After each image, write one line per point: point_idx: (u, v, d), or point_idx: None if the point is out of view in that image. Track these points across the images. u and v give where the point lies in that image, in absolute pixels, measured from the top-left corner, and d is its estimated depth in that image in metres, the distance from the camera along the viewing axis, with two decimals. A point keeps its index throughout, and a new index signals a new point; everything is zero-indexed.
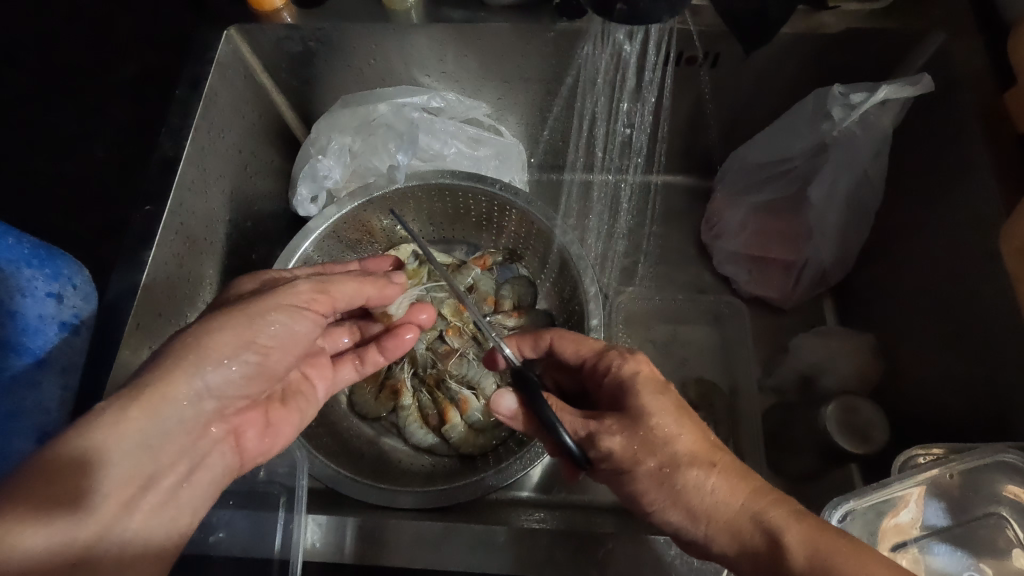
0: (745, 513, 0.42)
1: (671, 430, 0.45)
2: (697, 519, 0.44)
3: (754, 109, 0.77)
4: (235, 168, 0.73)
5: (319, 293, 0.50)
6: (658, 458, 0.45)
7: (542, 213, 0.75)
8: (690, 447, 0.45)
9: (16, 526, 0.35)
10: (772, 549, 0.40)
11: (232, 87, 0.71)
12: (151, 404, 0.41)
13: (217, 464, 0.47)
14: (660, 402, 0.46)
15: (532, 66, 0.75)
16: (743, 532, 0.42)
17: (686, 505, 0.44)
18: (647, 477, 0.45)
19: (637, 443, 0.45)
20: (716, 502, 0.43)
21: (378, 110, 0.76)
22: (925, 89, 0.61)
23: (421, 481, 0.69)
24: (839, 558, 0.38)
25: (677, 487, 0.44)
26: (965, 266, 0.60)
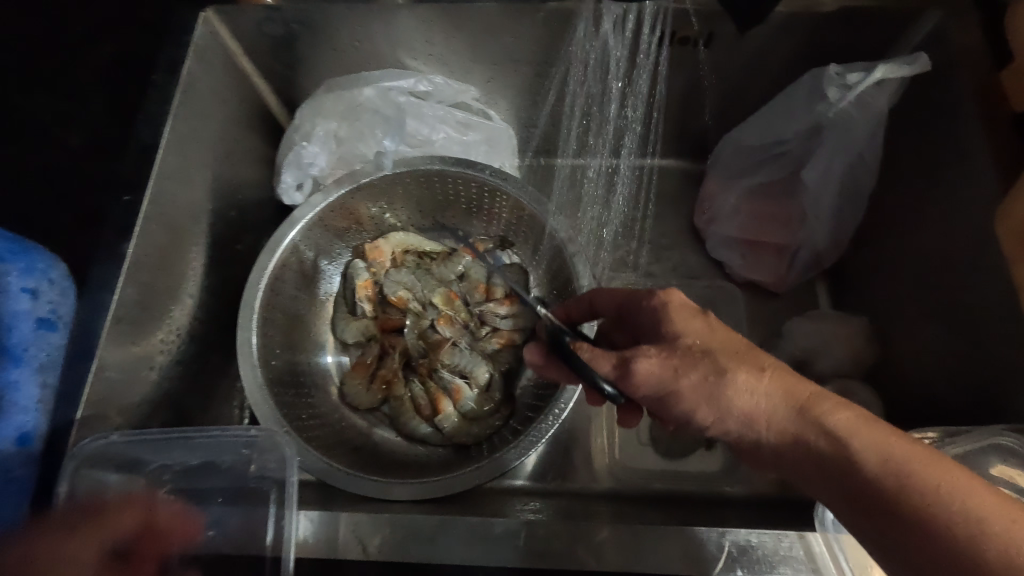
0: (803, 419, 0.40)
1: (710, 343, 0.44)
2: (752, 426, 0.41)
3: (747, 91, 0.76)
4: (216, 156, 0.70)
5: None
6: (700, 369, 0.42)
7: (532, 199, 0.74)
8: (734, 356, 0.43)
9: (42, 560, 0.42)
10: (839, 454, 0.38)
11: (211, 72, 0.69)
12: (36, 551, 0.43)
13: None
14: (695, 325, 0.45)
15: (521, 48, 0.73)
16: (804, 437, 0.39)
17: (740, 411, 0.41)
18: (692, 390, 0.42)
19: (678, 360, 0.43)
20: (774, 408, 0.41)
21: (364, 94, 0.74)
22: (922, 69, 0.59)
23: (416, 471, 0.69)
24: (917, 462, 0.36)
25: (726, 396, 0.41)
26: (960, 248, 0.60)
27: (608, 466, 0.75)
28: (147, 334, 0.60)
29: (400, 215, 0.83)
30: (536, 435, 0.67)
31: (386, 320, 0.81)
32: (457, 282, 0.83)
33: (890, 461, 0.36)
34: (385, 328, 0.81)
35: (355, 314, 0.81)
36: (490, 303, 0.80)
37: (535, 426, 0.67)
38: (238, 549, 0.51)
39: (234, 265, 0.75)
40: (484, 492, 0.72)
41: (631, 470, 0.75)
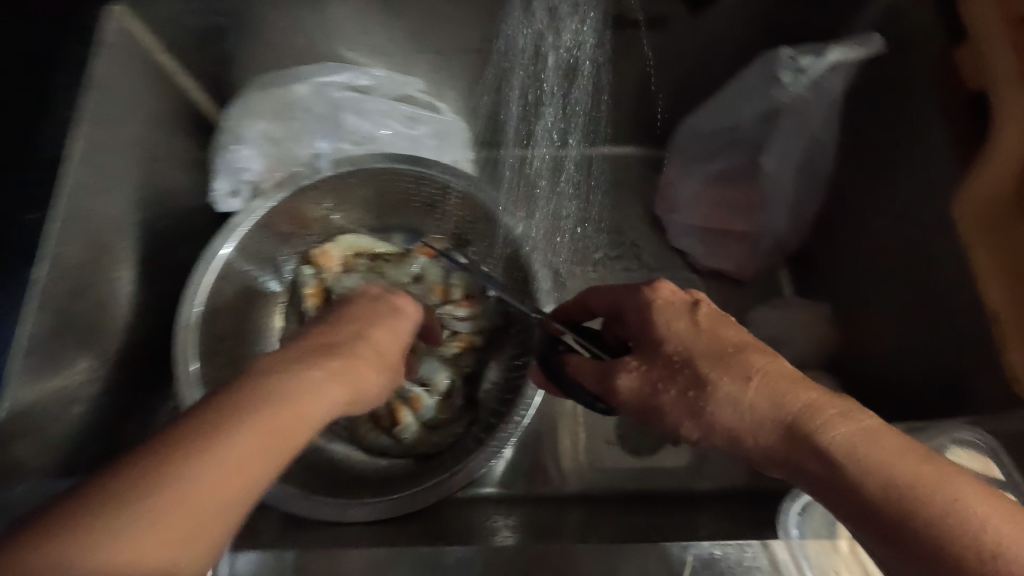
0: (792, 437, 0.35)
1: (693, 351, 0.41)
2: (740, 443, 0.38)
3: (701, 75, 0.74)
4: (140, 162, 0.65)
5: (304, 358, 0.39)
6: (680, 382, 0.41)
7: (485, 194, 0.72)
8: (714, 362, 0.40)
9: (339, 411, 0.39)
10: (832, 476, 0.33)
11: (129, 70, 0.63)
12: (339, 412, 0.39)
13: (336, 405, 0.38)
14: (680, 326, 0.43)
15: (466, 35, 0.69)
16: (796, 457, 0.35)
17: (724, 426, 0.38)
18: (673, 404, 0.41)
19: (656, 375, 0.42)
20: (762, 423, 0.37)
21: (296, 92, 0.71)
22: (875, 50, 0.58)
23: (376, 488, 0.65)
24: (926, 486, 0.30)
25: (708, 411, 0.39)
26: (919, 232, 0.58)
27: (575, 467, 0.74)
28: (65, 366, 0.55)
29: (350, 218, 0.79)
30: (500, 442, 0.64)
31: None
32: (412, 284, 0.80)
33: (890, 486, 0.31)
34: None
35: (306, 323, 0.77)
36: (448, 305, 0.78)
37: (496, 435, 0.64)
38: None
39: (168, 278, 0.70)
40: (454, 501, 0.69)
41: (599, 471, 0.73)
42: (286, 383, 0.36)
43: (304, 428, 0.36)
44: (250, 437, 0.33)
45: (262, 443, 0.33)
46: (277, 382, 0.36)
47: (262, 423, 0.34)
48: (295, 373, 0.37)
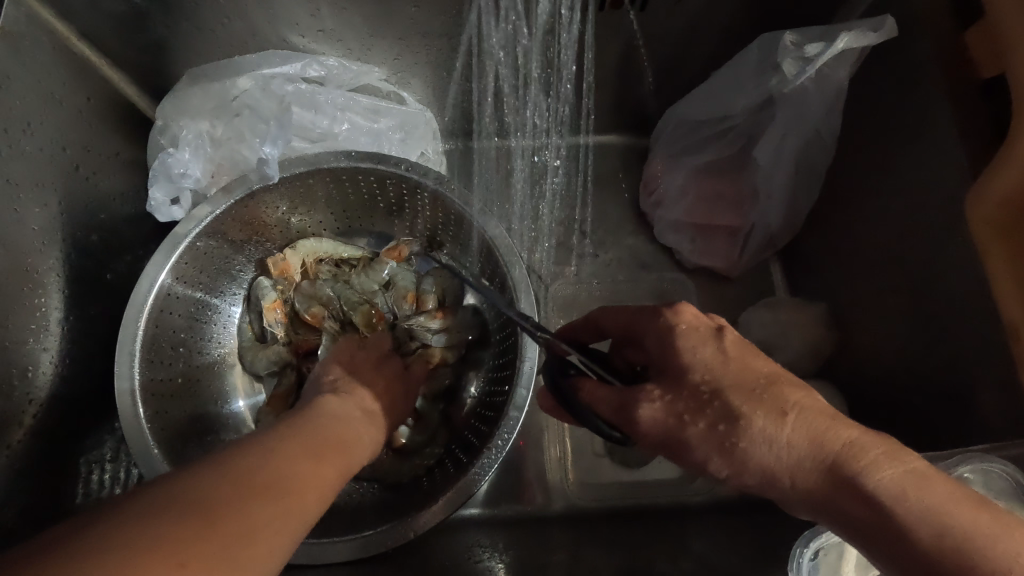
0: (834, 478, 0.32)
1: (723, 382, 0.37)
2: (775, 482, 0.34)
3: (688, 58, 0.68)
4: (60, 171, 0.57)
5: (306, 437, 0.38)
6: (708, 417, 0.36)
7: (456, 195, 0.64)
8: (749, 396, 0.36)
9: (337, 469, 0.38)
10: (881, 523, 0.31)
11: (39, 65, 0.54)
12: (336, 468, 0.38)
13: (333, 463, 0.38)
14: (705, 353, 0.38)
15: (429, 17, 0.62)
16: (838, 501, 0.32)
17: (760, 468, 0.35)
18: (704, 443, 0.36)
19: (679, 408, 0.37)
20: (798, 462, 0.34)
21: (239, 86, 0.62)
22: (889, 34, 0.52)
23: (349, 521, 0.60)
24: (990, 540, 0.29)
25: (741, 448, 0.35)
26: (923, 233, 0.54)
27: (562, 484, 0.69)
28: None
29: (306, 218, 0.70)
30: (481, 467, 0.58)
31: (299, 344, 0.71)
32: (381, 292, 0.73)
33: (946, 536, 0.29)
34: (300, 351, 0.71)
35: (266, 341, 0.71)
36: (420, 316, 0.70)
37: (479, 460, 0.59)
38: None
39: (105, 299, 0.63)
40: (443, 528, 0.65)
41: (588, 486, 0.69)
42: (278, 440, 0.37)
43: (320, 494, 0.35)
44: (273, 503, 0.31)
45: (286, 497, 0.32)
46: (289, 456, 0.35)
47: (283, 491, 0.32)
48: (280, 433, 0.38)
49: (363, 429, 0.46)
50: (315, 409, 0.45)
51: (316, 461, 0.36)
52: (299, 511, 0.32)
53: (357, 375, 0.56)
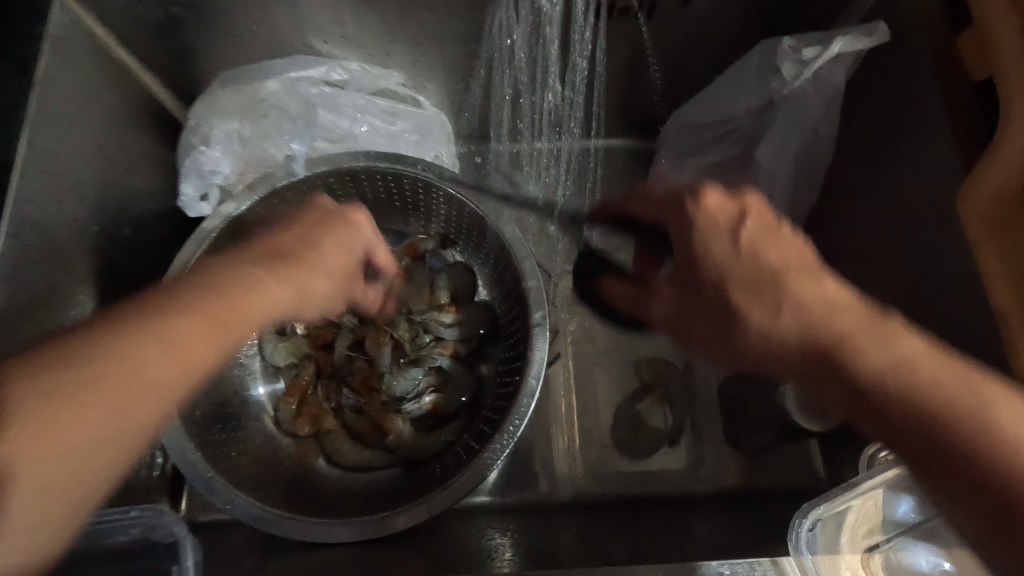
0: (822, 366, 0.37)
1: (731, 269, 0.42)
2: (764, 361, 0.40)
3: (693, 64, 0.71)
4: (96, 167, 0.60)
5: (180, 308, 0.38)
6: (712, 305, 0.43)
7: (471, 194, 0.67)
8: (750, 288, 0.41)
9: (216, 344, 0.39)
10: (863, 404, 0.36)
11: (81, 66, 0.58)
12: (210, 341, 0.39)
13: (208, 337, 0.39)
14: (719, 243, 0.43)
15: (447, 23, 0.65)
16: (824, 384, 0.38)
17: (753, 353, 0.40)
18: (710, 328, 0.44)
19: (688, 296, 0.45)
20: (791, 350, 0.39)
21: (267, 88, 0.66)
22: (882, 38, 0.56)
23: (365, 505, 0.63)
24: (959, 410, 0.34)
25: (738, 334, 0.41)
26: (917, 230, 0.57)
27: (569, 472, 0.71)
28: None
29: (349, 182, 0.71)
30: (491, 453, 0.60)
31: (319, 337, 0.74)
32: None
33: (918, 411, 0.34)
34: (318, 345, 0.74)
35: (284, 333, 0.73)
36: (434, 310, 0.75)
37: (490, 446, 0.61)
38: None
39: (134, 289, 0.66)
40: (449, 515, 0.66)
41: (594, 476, 0.70)
42: (143, 315, 0.37)
43: (168, 380, 0.37)
44: (55, 444, 0.33)
45: (112, 395, 0.34)
46: (133, 374, 0.35)
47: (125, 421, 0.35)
48: (155, 302, 0.38)
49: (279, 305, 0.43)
50: (228, 279, 0.41)
51: (174, 346, 0.37)
52: (127, 404, 0.35)
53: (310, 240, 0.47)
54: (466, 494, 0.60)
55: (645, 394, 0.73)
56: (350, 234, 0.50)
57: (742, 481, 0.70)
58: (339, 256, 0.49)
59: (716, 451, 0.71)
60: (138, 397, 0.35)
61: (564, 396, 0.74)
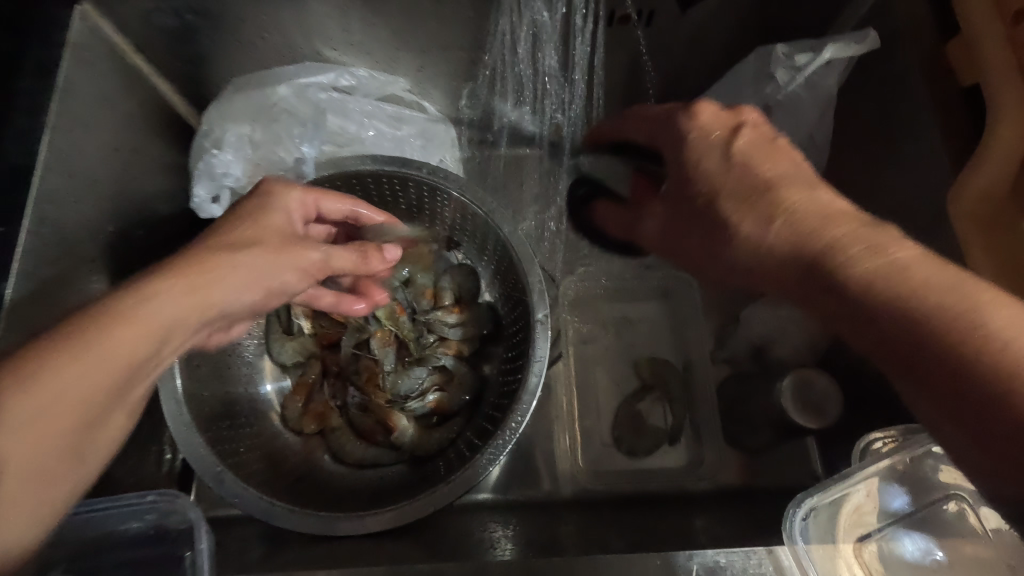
0: (811, 275, 0.37)
1: (720, 187, 0.43)
2: (757, 274, 0.41)
3: (691, 71, 0.73)
4: (111, 171, 0.62)
5: (68, 338, 0.35)
6: (700, 224, 0.45)
7: (475, 196, 0.69)
8: (739, 203, 0.42)
9: (125, 358, 0.37)
10: (846, 304, 0.35)
11: (97, 73, 0.60)
12: (119, 360, 0.36)
13: (113, 357, 0.36)
14: (712, 157, 0.44)
15: (452, 31, 0.67)
16: (811, 293, 0.37)
17: (742, 268, 0.42)
18: (698, 247, 0.46)
19: (679, 213, 0.48)
20: (780, 261, 0.39)
21: (277, 93, 0.67)
22: (870, 46, 0.57)
23: (370, 500, 0.64)
24: (948, 305, 0.32)
25: (725, 252, 0.43)
26: (910, 232, 0.58)
27: (570, 470, 0.72)
28: None
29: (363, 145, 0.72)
30: (493, 449, 0.62)
31: (325, 337, 0.76)
32: (400, 288, 0.78)
33: (908, 313, 0.33)
34: (324, 344, 0.76)
35: (291, 333, 0.75)
36: (437, 310, 0.76)
37: (491, 443, 0.62)
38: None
39: None
40: (451, 511, 0.68)
41: (595, 474, 0.72)
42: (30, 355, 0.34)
43: (80, 408, 0.35)
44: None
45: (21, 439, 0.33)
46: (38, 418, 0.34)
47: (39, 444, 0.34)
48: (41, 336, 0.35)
49: (193, 296, 0.40)
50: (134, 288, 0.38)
51: (76, 378, 0.35)
52: (44, 438, 0.34)
53: (222, 229, 0.45)
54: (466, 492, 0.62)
55: (645, 392, 0.75)
56: (268, 212, 0.48)
57: (743, 479, 0.70)
58: (251, 237, 0.45)
59: (716, 450, 0.72)
60: (47, 418, 0.34)
61: (566, 395, 0.75)
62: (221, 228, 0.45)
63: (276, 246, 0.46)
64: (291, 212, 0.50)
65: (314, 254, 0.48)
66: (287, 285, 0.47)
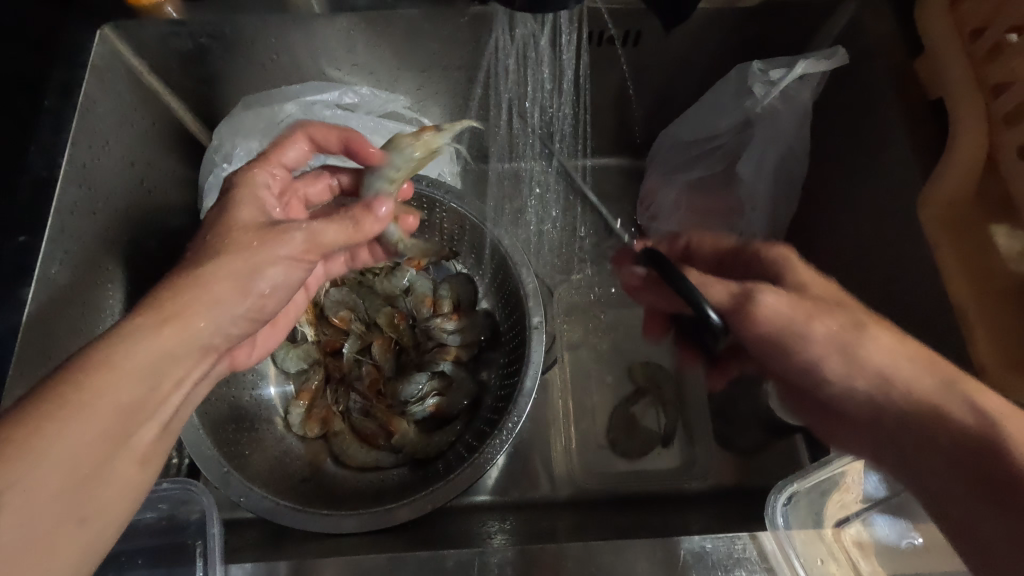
0: (951, 391, 0.41)
1: (846, 301, 0.48)
2: (891, 388, 0.43)
3: (678, 88, 0.77)
4: (128, 184, 0.65)
5: (59, 400, 0.36)
6: (837, 320, 0.46)
7: (471, 207, 0.72)
8: (872, 318, 0.46)
9: (117, 407, 0.38)
10: (979, 429, 0.39)
11: (115, 93, 0.64)
12: (111, 414, 0.38)
13: (109, 408, 0.37)
14: (819, 283, 0.50)
15: (450, 52, 0.71)
16: (945, 407, 0.40)
17: (871, 369, 0.44)
18: (827, 342, 0.45)
19: (804, 305, 0.46)
20: (910, 372, 0.43)
21: (285, 110, 0.71)
22: (841, 61, 0.62)
23: (370, 501, 0.66)
24: None
25: (862, 353, 0.44)
26: (887, 235, 0.61)
27: (568, 472, 0.73)
28: None
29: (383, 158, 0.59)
30: (491, 449, 0.64)
31: (328, 343, 0.78)
32: (402, 297, 0.81)
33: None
34: (328, 351, 0.78)
35: (296, 340, 0.78)
36: (437, 318, 0.79)
37: (489, 442, 0.64)
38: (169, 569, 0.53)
39: None
40: (445, 513, 0.69)
41: (592, 476, 0.73)
42: (26, 417, 0.35)
43: (76, 467, 0.36)
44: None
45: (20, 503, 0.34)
46: (36, 483, 0.35)
47: (38, 507, 0.35)
48: (39, 393, 0.36)
49: (166, 328, 0.41)
50: (123, 332, 0.39)
51: (68, 436, 0.36)
52: (46, 495, 0.35)
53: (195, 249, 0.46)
54: (460, 495, 0.63)
55: (640, 396, 0.77)
56: (230, 215, 0.49)
57: (736, 479, 0.72)
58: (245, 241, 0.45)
59: (709, 450, 0.74)
60: (40, 480, 0.35)
61: (561, 399, 0.77)
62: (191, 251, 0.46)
63: (243, 244, 0.45)
64: (264, 204, 0.52)
65: (294, 235, 0.46)
66: (274, 276, 0.46)
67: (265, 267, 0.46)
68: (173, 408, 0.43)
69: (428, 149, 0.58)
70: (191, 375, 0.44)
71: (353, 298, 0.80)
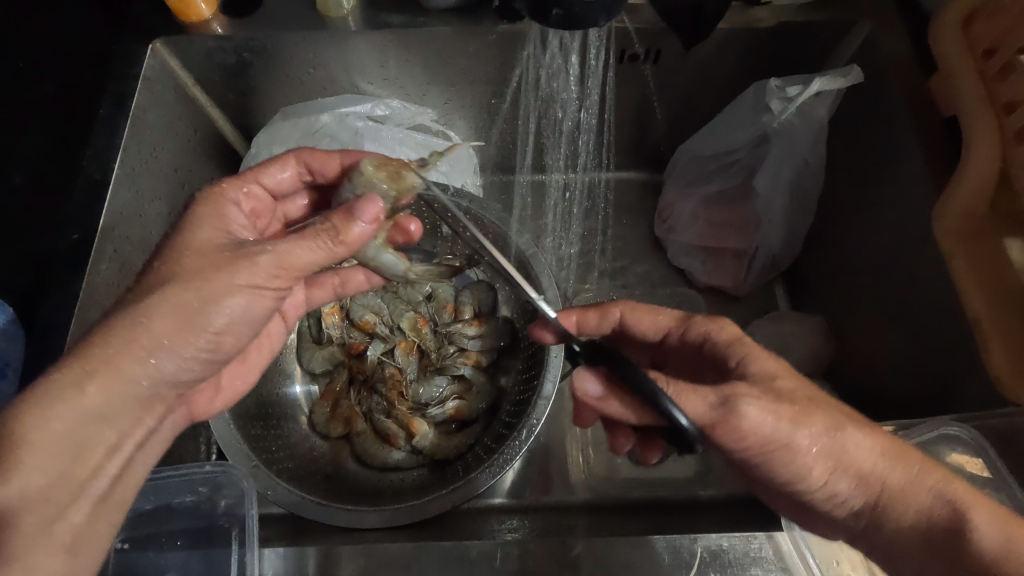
0: (918, 484, 0.42)
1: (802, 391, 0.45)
2: (869, 487, 0.43)
3: (699, 103, 0.79)
4: (173, 188, 0.69)
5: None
6: (821, 424, 0.43)
7: (495, 216, 0.74)
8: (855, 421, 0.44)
9: (43, 474, 0.38)
10: (952, 513, 0.40)
11: (161, 103, 0.68)
12: (41, 480, 0.38)
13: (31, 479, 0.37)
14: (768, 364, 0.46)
15: (476, 69, 0.75)
16: (928, 510, 0.41)
17: (857, 469, 0.43)
18: (813, 440, 0.43)
19: (784, 410, 0.42)
20: (884, 453, 0.43)
21: (320, 121, 0.75)
22: (855, 80, 0.64)
23: (393, 497, 0.67)
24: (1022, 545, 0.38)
25: (845, 437, 0.43)
26: (903, 248, 0.62)
27: (586, 479, 0.74)
28: None
29: (354, 181, 0.56)
30: (509, 452, 0.65)
31: (352, 346, 0.80)
32: (425, 303, 0.84)
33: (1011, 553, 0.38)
34: (351, 353, 0.80)
35: (321, 342, 0.81)
36: (458, 323, 0.81)
37: (508, 444, 0.66)
38: (206, 548, 0.58)
39: None
40: (459, 513, 0.71)
41: (609, 481, 0.74)
42: None
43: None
44: None
45: None
46: None
47: None
48: None
49: (89, 384, 0.39)
50: (33, 396, 0.38)
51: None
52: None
53: (138, 283, 0.44)
54: (476, 496, 0.65)
55: None
56: (190, 237, 0.46)
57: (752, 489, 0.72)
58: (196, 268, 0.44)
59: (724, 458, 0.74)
60: None
61: None
62: (132, 288, 0.44)
63: (195, 271, 0.44)
64: (229, 224, 0.49)
65: (259, 259, 0.45)
66: (232, 309, 0.45)
67: (221, 298, 0.44)
68: (110, 478, 0.42)
69: (404, 187, 0.55)
70: (130, 435, 0.43)
71: (376, 303, 0.83)
